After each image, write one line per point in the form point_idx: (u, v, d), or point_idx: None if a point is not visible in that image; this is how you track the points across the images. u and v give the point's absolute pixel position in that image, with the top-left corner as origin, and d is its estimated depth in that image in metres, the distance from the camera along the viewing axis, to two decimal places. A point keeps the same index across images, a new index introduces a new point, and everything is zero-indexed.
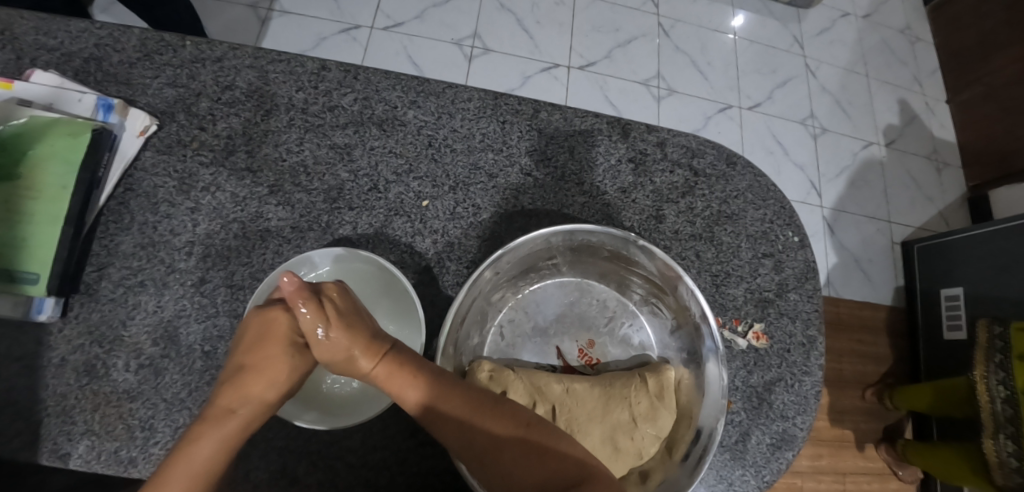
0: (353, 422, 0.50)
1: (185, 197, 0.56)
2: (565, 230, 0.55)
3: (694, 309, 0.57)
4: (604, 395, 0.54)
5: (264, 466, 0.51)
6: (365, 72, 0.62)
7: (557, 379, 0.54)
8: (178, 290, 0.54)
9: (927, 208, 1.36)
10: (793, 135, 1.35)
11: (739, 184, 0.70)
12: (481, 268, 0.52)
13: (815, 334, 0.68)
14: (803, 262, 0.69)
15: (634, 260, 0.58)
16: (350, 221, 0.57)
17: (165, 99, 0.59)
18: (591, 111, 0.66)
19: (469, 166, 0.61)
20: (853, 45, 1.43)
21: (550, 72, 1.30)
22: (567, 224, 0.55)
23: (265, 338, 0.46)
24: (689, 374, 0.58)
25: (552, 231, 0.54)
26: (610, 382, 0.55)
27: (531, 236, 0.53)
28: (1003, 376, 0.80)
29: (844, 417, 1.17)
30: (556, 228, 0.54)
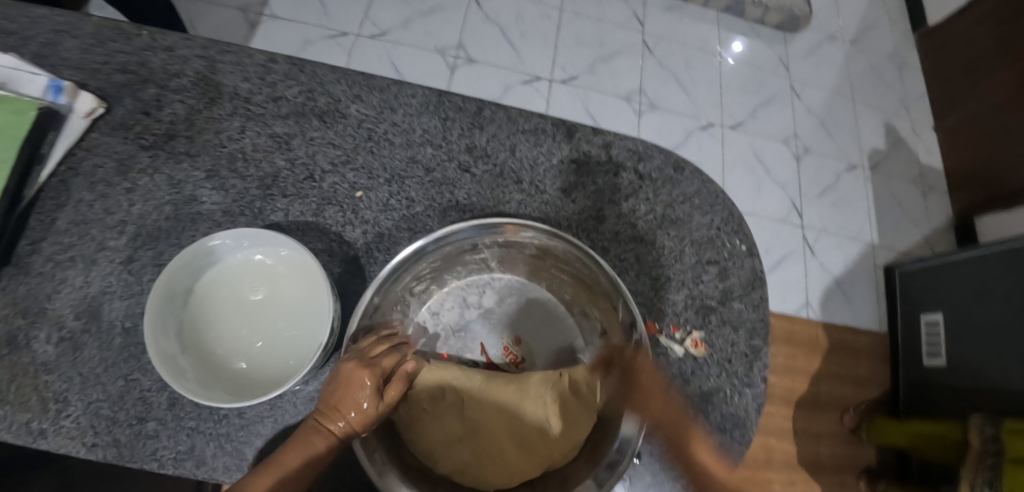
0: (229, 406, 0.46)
1: (123, 178, 0.58)
2: (478, 223, 0.56)
3: (621, 300, 0.55)
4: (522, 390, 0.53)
5: (172, 446, 0.51)
6: (312, 66, 0.63)
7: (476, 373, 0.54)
8: (106, 267, 0.55)
9: (911, 231, 1.33)
10: (775, 154, 1.35)
11: (687, 189, 0.69)
12: (396, 259, 0.52)
13: (759, 344, 0.66)
14: (750, 270, 0.68)
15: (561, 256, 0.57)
16: (282, 208, 0.58)
17: (113, 83, 0.60)
18: (536, 111, 0.67)
19: (406, 159, 0.62)
20: (839, 68, 1.43)
21: (531, 84, 1.31)
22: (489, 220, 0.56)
23: (343, 387, 0.46)
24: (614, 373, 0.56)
25: (473, 224, 0.55)
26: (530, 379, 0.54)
27: (451, 228, 0.55)
28: (993, 449, 0.78)
29: (821, 442, 1.14)
30: (473, 223, 0.55)
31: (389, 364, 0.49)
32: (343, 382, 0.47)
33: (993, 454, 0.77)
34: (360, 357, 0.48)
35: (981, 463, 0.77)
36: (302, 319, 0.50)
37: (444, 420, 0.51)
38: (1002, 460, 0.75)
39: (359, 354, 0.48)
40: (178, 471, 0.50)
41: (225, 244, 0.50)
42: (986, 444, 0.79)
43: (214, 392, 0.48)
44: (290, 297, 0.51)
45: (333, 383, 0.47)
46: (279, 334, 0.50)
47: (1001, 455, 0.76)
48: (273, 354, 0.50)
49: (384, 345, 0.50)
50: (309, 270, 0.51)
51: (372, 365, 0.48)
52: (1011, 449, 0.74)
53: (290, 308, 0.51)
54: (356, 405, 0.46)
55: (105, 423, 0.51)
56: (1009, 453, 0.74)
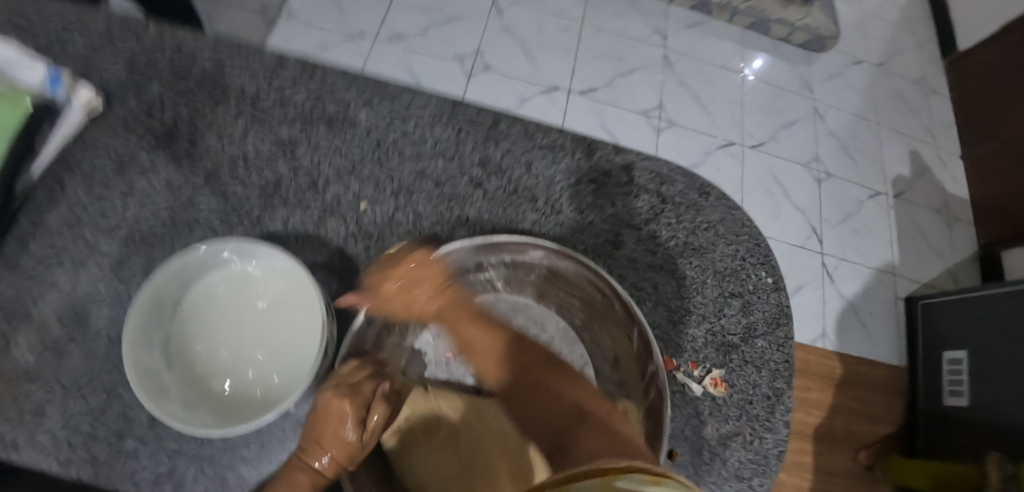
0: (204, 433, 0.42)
1: (121, 180, 0.55)
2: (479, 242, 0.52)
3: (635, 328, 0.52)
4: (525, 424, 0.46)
5: (151, 468, 0.48)
6: (323, 71, 0.60)
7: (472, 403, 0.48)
8: (96, 272, 0.52)
9: (936, 264, 1.28)
10: (797, 178, 1.30)
11: (710, 216, 0.66)
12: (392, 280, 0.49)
13: (782, 386, 0.62)
14: (774, 306, 0.64)
15: (567, 273, 0.54)
16: (283, 218, 0.55)
17: (119, 81, 0.58)
18: (555, 127, 0.64)
19: (415, 172, 0.59)
20: (865, 92, 1.39)
21: (548, 96, 1.29)
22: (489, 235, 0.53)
23: (321, 421, 0.42)
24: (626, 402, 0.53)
25: (471, 242, 0.52)
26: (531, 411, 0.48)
27: (450, 247, 0.52)
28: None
29: (833, 478, 1.09)
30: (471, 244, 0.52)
31: (369, 392, 0.43)
32: (323, 416, 0.42)
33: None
34: (341, 386, 0.43)
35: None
36: (295, 342, 0.47)
37: (440, 459, 0.44)
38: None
39: (340, 382, 0.44)
40: None
41: (224, 253, 0.47)
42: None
43: (195, 413, 0.44)
44: (288, 319, 0.48)
45: (316, 417, 0.43)
46: (270, 355, 0.47)
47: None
48: (261, 377, 0.47)
49: (368, 372, 0.45)
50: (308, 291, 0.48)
51: (354, 394, 0.43)
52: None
53: (284, 329, 0.48)
54: (340, 441, 0.41)
55: (82, 439, 0.48)
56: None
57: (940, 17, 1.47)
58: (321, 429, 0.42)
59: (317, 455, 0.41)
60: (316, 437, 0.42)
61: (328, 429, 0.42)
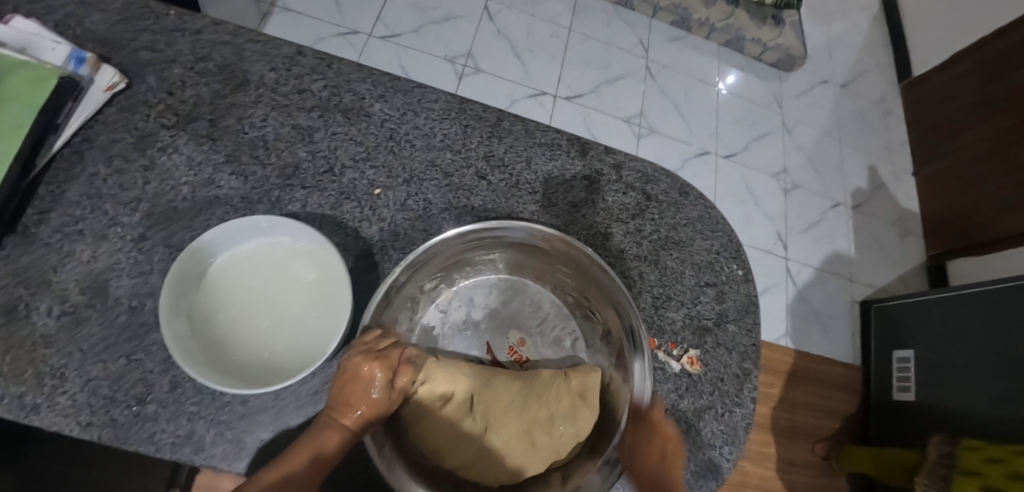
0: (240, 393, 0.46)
1: (140, 155, 0.57)
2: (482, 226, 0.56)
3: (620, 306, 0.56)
4: (523, 390, 0.54)
5: (170, 430, 0.50)
6: (339, 62, 0.64)
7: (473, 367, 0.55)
8: (116, 243, 0.54)
9: (887, 271, 1.39)
10: (765, 186, 1.40)
11: (690, 213, 0.72)
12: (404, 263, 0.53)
13: (750, 366, 0.68)
14: (744, 295, 0.71)
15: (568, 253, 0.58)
16: (301, 199, 0.58)
17: (137, 60, 0.60)
18: (554, 127, 0.69)
19: (426, 162, 0.63)
20: (828, 110, 1.50)
21: (537, 99, 1.34)
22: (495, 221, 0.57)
23: (351, 381, 0.48)
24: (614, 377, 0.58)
25: (479, 227, 0.56)
26: (527, 377, 0.55)
27: (460, 231, 0.55)
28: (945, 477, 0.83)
29: (793, 469, 1.17)
30: (476, 226, 0.55)
31: (394, 356, 0.50)
32: (351, 377, 0.48)
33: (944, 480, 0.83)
34: (368, 351, 0.49)
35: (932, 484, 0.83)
36: (314, 311, 0.51)
37: (452, 417, 0.52)
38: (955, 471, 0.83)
39: (367, 348, 0.49)
40: (175, 455, 0.50)
41: (257, 225, 0.51)
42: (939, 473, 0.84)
43: (224, 374, 0.48)
44: (309, 290, 0.51)
45: (344, 377, 0.48)
46: (291, 323, 0.50)
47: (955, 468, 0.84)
48: (284, 341, 0.50)
49: (388, 338, 0.51)
50: (329, 265, 0.52)
51: (383, 360, 0.49)
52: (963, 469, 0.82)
53: (303, 300, 0.51)
54: (372, 401, 0.48)
55: (102, 402, 0.50)
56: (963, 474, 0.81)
57: (897, 43, 1.59)
58: (351, 388, 0.48)
59: (346, 410, 0.47)
60: (346, 395, 0.48)
61: (358, 388, 0.48)
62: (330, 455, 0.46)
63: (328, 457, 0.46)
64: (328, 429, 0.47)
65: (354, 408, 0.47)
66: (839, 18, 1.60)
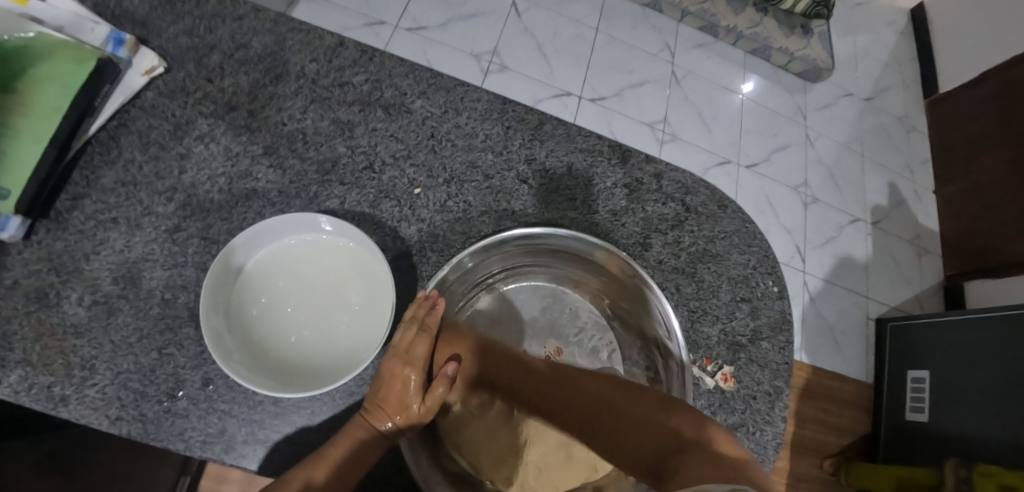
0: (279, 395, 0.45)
1: (177, 143, 0.55)
2: (524, 232, 0.56)
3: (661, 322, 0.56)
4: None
5: (201, 429, 0.49)
6: (381, 55, 0.62)
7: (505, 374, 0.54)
8: (150, 233, 0.52)
9: (904, 290, 1.36)
10: (786, 199, 1.37)
11: (728, 227, 0.71)
12: (447, 267, 0.53)
13: (783, 385, 0.67)
14: (779, 312, 0.70)
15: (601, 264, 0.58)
16: (339, 196, 0.56)
17: (178, 45, 0.58)
18: (595, 133, 0.67)
19: (466, 163, 0.61)
20: (852, 124, 1.48)
21: (561, 100, 1.32)
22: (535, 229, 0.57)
23: (385, 383, 0.47)
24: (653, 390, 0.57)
25: (520, 233, 0.56)
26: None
27: (502, 236, 0.55)
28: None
29: (800, 483, 1.16)
30: (518, 231, 0.55)
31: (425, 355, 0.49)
32: (385, 379, 0.47)
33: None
34: (397, 353, 0.49)
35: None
36: (354, 315, 0.49)
37: (485, 424, 0.51)
38: None
39: (396, 351, 0.49)
40: (205, 455, 0.48)
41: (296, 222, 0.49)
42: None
43: (262, 375, 0.47)
44: (350, 292, 0.50)
45: (379, 379, 0.48)
46: (332, 327, 0.49)
47: None
48: (323, 344, 0.49)
49: (417, 334, 0.49)
50: (370, 269, 0.50)
51: (411, 362, 0.48)
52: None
53: (342, 302, 0.50)
54: (404, 406, 0.47)
55: (132, 396, 0.49)
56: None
57: (923, 60, 1.57)
58: (385, 390, 0.47)
59: (379, 413, 0.46)
60: (380, 397, 0.47)
61: (392, 391, 0.47)
62: (362, 459, 0.45)
63: (359, 463, 0.45)
64: (356, 431, 0.46)
65: (389, 412, 0.46)
66: (867, 32, 1.58)
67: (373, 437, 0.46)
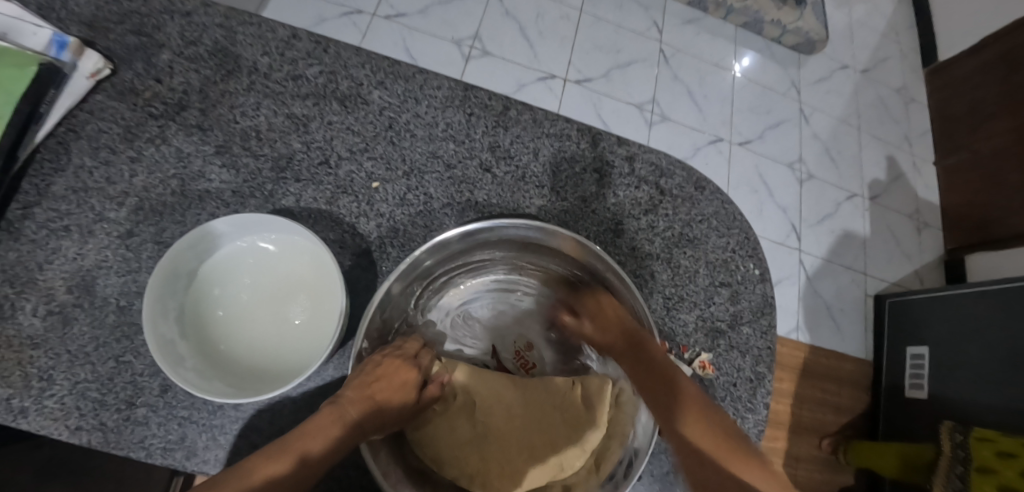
0: (226, 400, 0.43)
1: (127, 146, 0.54)
2: (476, 226, 0.52)
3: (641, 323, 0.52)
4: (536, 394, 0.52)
5: (162, 435, 0.48)
6: (336, 46, 0.60)
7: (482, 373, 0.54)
8: (103, 240, 0.51)
9: (904, 265, 1.32)
10: (781, 177, 1.33)
11: (706, 209, 0.69)
12: (388, 281, 0.48)
13: (765, 371, 0.65)
14: (761, 296, 0.68)
15: (570, 255, 0.55)
16: (295, 193, 0.55)
17: (125, 45, 0.57)
18: (563, 116, 0.65)
19: (427, 153, 0.59)
20: (848, 97, 1.43)
21: (546, 83, 1.29)
22: (489, 220, 0.53)
23: (376, 378, 0.46)
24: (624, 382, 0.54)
25: (470, 228, 0.52)
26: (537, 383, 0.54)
27: (452, 233, 0.51)
28: (961, 455, 0.78)
29: (799, 464, 1.10)
30: (465, 228, 0.51)
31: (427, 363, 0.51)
32: (378, 372, 0.47)
33: (961, 461, 0.77)
34: (401, 355, 0.49)
35: (950, 472, 0.77)
36: (310, 316, 0.48)
37: (457, 424, 0.50)
38: (970, 470, 0.75)
39: (398, 352, 0.49)
40: (167, 461, 0.48)
41: (255, 224, 0.48)
42: (955, 450, 0.79)
43: (215, 381, 0.46)
44: (307, 295, 0.49)
45: (369, 374, 0.47)
46: (287, 333, 0.48)
47: (970, 465, 0.76)
48: (279, 349, 0.48)
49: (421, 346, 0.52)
50: (324, 273, 0.48)
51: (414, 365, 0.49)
52: (977, 455, 0.75)
53: (300, 303, 0.49)
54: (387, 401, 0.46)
55: (92, 406, 0.48)
56: (977, 461, 0.75)
57: (922, 27, 1.52)
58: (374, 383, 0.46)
59: (362, 403, 0.45)
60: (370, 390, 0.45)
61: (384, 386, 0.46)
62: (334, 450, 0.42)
63: (331, 454, 0.42)
64: (330, 427, 0.43)
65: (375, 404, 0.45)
66: None
67: (351, 432, 0.43)
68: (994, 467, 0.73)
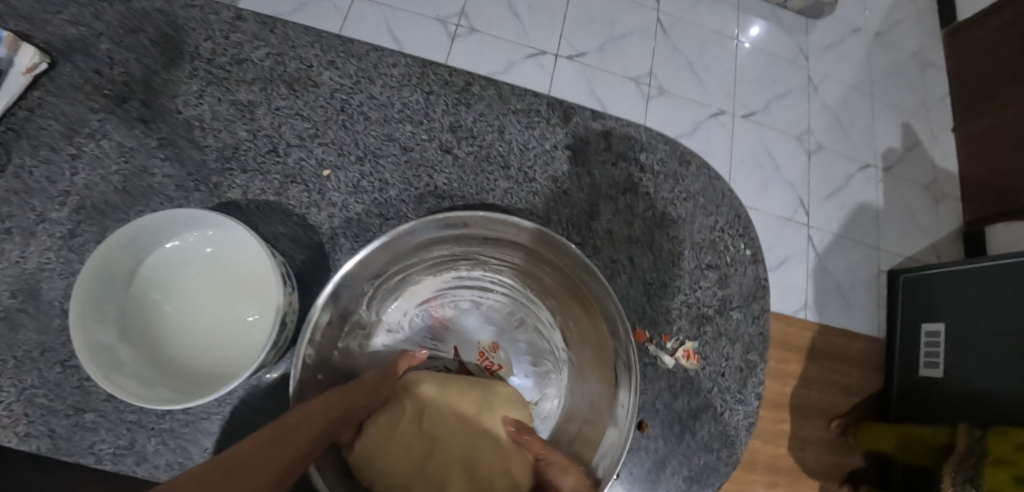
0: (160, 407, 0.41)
1: (68, 143, 0.52)
2: (423, 221, 0.47)
3: (615, 326, 0.48)
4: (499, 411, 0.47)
5: (110, 441, 0.47)
6: (283, 26, 0.57)
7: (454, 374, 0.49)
8: (46, 241, 0.50)
9: (920, 239, 1.23)
10: (787, 148, 1.23)
11: (691, 186, 0.64)
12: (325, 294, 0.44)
13: (756, 359, 0.61)
14: (752, 279, 0.63)
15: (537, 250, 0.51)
16: (241, 185, 0.52)
17: (64, 36, 0.54)
18: (531, 90, 0.61)
19: (382, 136, 0.56)
20: (859, 64, 1.32)
21: (537, 60, 1.18)
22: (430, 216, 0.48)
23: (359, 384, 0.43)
24: (602, 384, 0.50)
25: (412, 225, 0.47)
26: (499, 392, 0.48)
27: (387, 234, 0.46)
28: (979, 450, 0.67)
29: (808, 447, 1.00)
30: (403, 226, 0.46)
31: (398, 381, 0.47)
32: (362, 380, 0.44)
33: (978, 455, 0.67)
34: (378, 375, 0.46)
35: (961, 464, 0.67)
36: (259, 317, 0.46)
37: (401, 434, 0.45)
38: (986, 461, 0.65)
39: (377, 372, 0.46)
40: (116, 468, 0.46)
41: (195, 222, 0.45)
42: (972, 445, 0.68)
43: (155, 387, 0.44)
44: (257, 296, 0.47)
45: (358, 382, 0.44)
46: (235, 335, 0.46)
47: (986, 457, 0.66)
48: (226, 352, 0.46)
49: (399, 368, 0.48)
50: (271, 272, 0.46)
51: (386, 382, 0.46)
52: (995, 449, 0.65)
53: (248, 298, 0.47)
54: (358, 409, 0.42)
55: (38, 412, 0.47)
56: (994, 454, 0.65)
57: None
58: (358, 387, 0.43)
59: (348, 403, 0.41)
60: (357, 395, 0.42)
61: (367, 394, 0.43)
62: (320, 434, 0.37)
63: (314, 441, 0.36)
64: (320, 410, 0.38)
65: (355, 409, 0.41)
66: None
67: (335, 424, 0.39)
68: (1014, 460, 0.63)
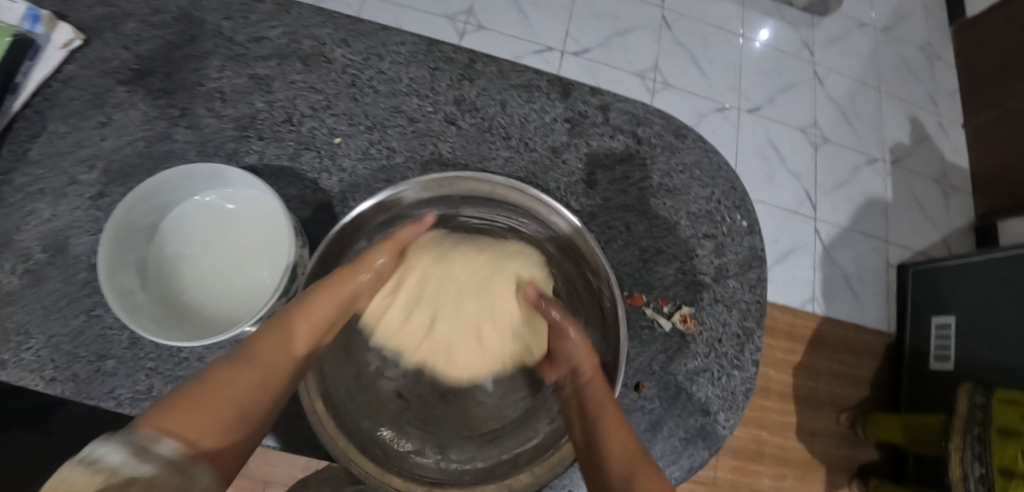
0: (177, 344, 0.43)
1: (97, 112, 0.56)
2: (413, 184, 0.51)
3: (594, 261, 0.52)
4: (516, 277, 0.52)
5: (129, 385, 0.50)
6: (297, 7, 0.60)
7: (465, 251, 0.52)
8: (75, 201, 0.53)
9: (930, 232, 1.12)
10: (791, 142, 1.13)
11: (686, 158, 0.66)
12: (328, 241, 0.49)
13: (752, 326, 0.62)
14: (748, 249, 0.65)
15: (518, 207, 0.55)
16: (257, 150, 0.55)
17: (94, 16, 0.58)
18: (531, 67, 0.64)
19: (390, 108, 0.59)
20: (867, 58, 1.22)
21: (543, 56, 1.12)
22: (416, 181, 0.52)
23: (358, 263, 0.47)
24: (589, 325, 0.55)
25: (404, 187, 0.51)
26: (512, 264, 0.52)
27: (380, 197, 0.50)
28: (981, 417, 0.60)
29: (816, 439, 0.92)
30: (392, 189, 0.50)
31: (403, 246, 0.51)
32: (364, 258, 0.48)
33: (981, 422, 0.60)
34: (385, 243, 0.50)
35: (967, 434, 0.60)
36: (269, 269, 0.49)
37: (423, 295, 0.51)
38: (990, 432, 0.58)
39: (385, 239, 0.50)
40: (135, 411, 0.49)
41: (212, 177, 0.48)
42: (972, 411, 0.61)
43: (174, 331, 0.46)
44: (267, 249, 0.49)
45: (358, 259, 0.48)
46: (247, 285, 0.49)
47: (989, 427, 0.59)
48: (239, 301, 0.48)
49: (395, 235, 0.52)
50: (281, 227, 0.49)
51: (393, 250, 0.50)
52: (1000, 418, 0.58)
53: (258, 256, 0.49)
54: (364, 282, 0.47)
55: (65, 357, 0.50)
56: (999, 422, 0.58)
57: None
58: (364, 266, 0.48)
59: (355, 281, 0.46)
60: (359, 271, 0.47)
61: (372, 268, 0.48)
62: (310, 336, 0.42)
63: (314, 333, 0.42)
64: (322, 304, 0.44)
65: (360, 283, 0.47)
66: None
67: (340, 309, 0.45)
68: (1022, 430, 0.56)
